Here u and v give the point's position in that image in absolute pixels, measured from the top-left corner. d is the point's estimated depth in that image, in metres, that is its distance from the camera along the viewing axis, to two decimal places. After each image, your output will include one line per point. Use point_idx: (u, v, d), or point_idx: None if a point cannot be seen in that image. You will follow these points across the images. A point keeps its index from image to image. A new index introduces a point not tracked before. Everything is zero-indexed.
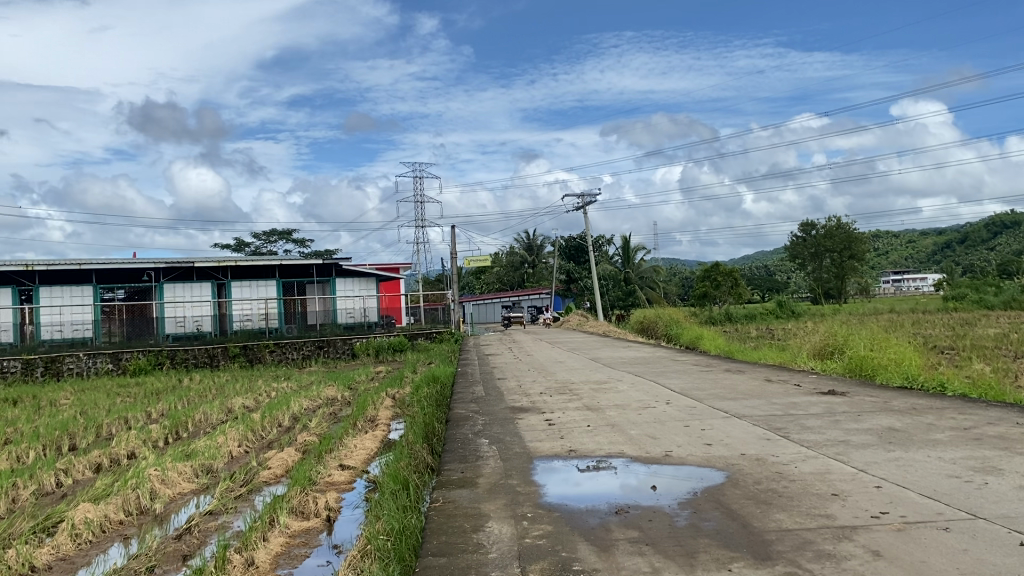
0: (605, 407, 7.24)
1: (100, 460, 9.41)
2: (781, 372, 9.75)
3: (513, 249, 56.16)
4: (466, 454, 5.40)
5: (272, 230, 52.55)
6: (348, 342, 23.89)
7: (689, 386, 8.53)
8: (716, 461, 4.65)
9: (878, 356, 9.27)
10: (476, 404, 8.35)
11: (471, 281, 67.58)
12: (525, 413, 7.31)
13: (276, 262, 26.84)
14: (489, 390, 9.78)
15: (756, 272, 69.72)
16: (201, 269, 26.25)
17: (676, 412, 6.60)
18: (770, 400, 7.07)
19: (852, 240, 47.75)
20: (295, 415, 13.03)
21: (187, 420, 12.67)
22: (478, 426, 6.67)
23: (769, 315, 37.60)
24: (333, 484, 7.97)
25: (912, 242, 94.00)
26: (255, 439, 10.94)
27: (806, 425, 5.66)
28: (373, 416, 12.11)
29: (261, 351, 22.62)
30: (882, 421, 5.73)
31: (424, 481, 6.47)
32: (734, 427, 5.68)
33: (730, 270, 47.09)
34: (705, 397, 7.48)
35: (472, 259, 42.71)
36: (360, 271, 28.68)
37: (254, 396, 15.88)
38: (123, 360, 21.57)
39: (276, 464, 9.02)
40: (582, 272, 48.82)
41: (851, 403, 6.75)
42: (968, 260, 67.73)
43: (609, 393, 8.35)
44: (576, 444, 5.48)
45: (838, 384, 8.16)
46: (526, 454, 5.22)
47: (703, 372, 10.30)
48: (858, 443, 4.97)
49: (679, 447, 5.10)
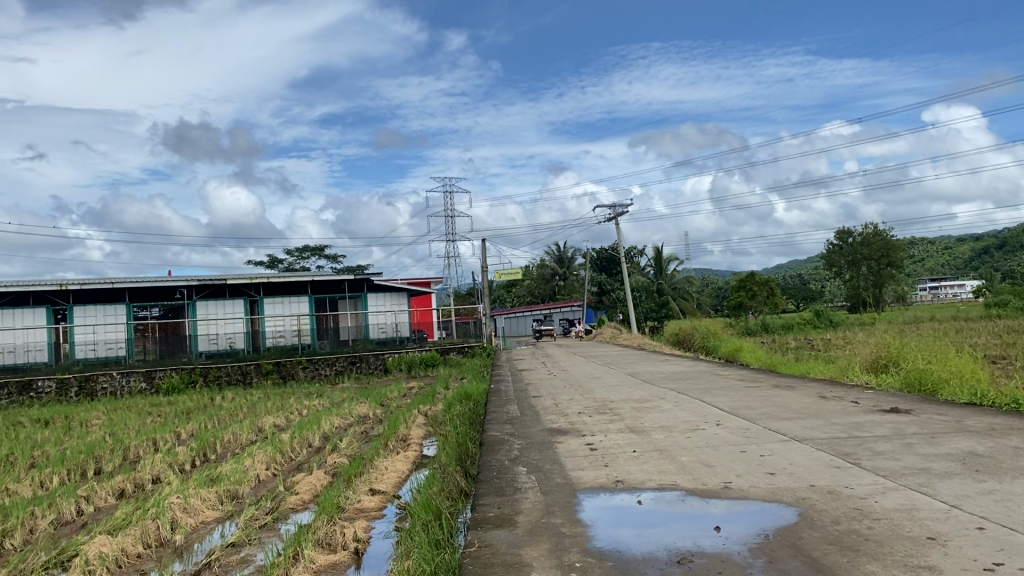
0: (650, 430, 6.74)
1: (123, 486, 9.16)
2: (835, 388, 9.16)
3: (543, 261, 55.72)
4: (502, 485, 4.96)
5: (304, 246, 52.71)
6: (379, 358, 23.50)
7: (737, 404, 8.00)
8: (782, 496, 4.15)
9: (938, 369, 8.65)
10: (512, 425, 7.91)
11: (503, 294, 67.30)
12: (563, 436, 6.84)
13: (307, 278, 26.64)
14: (525, 409, 9.32)
15: (791, 281, 68.50)
16: (232, 286, 26.14)
17: (730, 435, 6.09)
18: (830, 420, 6.52)
19: (891, 247, 46.74)
20: (326, 434, 12.67)
21: (215, 441, 12.40)
22: (514, 452, 6.22)
23: (807, 325, 36.74)
24: (362, 510, 7.56)
25: (951, 249, 91.98)
26: (284, 462, 10.61)
27: (878, 449, 5.12)
28: (405, 435, 11.70)
29: (294, 367, 22.41)
30: (962, 443, 5.15)
31: (457, 509, 6.03)
32: (797, 454, 5.16)
33: (766, 280, 46.30)
34: (758, 417, 6.94)
35: (503, 272, 42.38)
36: (391, 286, 28.45)
37: (285, 414, 15.58)
38: (156, 379, 21.27)
39: (304, 489, 8.66)
40: (614, 284, 48.28)
41: (920, 421, 6.17)
42: (1009, 266, 66.07)
43: (652, 413, 7.84)
44: (623, 474, 5.01)
45: (900, 400, 7.55)
46: (569, 486, 4.76)
47: (750, 388, 9.73)
48: (942, 471, 4.41)
49: (739, 478, 4.63)
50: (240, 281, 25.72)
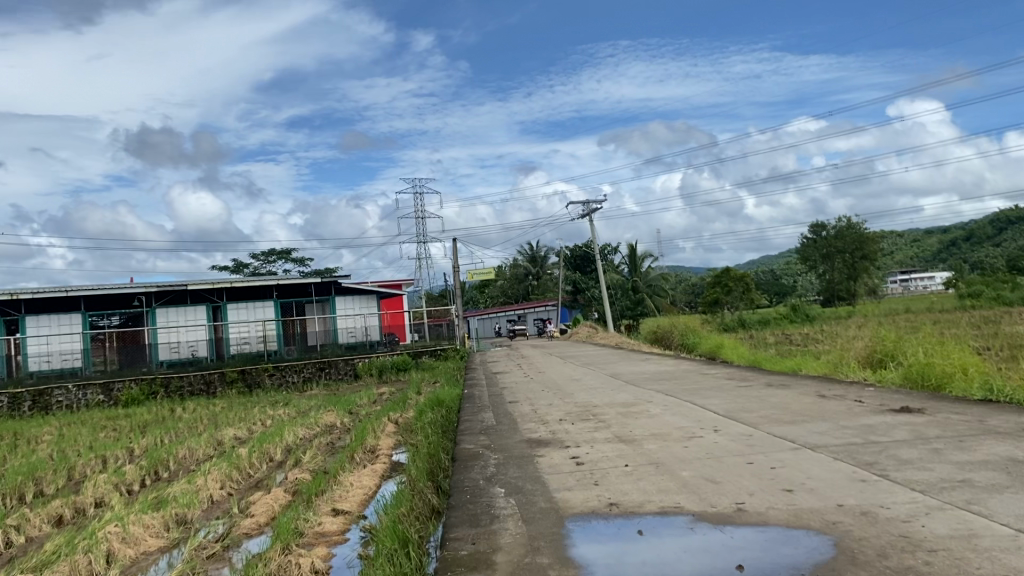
0: (640, 439, 6.10)
1: (61, 512, 8.35)
2: (833, 386, 8.59)
3: (516, 261, 55.06)
4: (477, 512, 4.27)
5: (271, 249, 51.51)
6: (350, 363, 22.68)
7: (732, 406, 7.39)
8: (809, 521, 3.50)
9: (943, 365, 8.10)
10: (488, 436, 7.22)
11: (477, 296, 66.52)
12: (545, 448, 6.16)
13: (272, 282, 25.68)
14: (501, 416, 8.63)
15: (764, 277, 68.46)
16: (194, 291, 25.15)
17: (731, 444, 5.46)
18: (838, 423, 5.92)
19: (864, 240, 46.74)
20: (289, 446, 11.91)
21: (169, 457, 11.60)
22: (490, 469, 5.52)
23: (783, 320, 36.43)
24: (323, 535, 6.86)
25: (918, 240, 92.81)
26: (241, 480, 9.83)
27: (905, 457, 4.51)
28: (373, 445, 10.95)
29: (260, 374, 21.44)
30: (998, 447, 4.57)
31: (428, 534, 5.34)
32: (811, 465, 4.56)
33: (741, 275, 46.01)
34: (757, 421, 6.31)
35: (476, 273, 41.58)
36: (361, 288, 27.61)
37: (248, 425, 14.74)
38: (115, 391, 20.36)
39: (260, 511, 7.90)
40: (589, 282, 47.70)
41: (939, 422, 5.59)
42: (977, 257, 66.67)
43: (640, 418, 7.21)
44: (616, 494, 4.36)
45: (908, 399, 6.97)
46: (555, 511, 4.10)
47: (741, 388, 9.14)
48: (987, 484, 3.80)
49: (752, 497, 4.01)
50: (203, 287, 24.71)
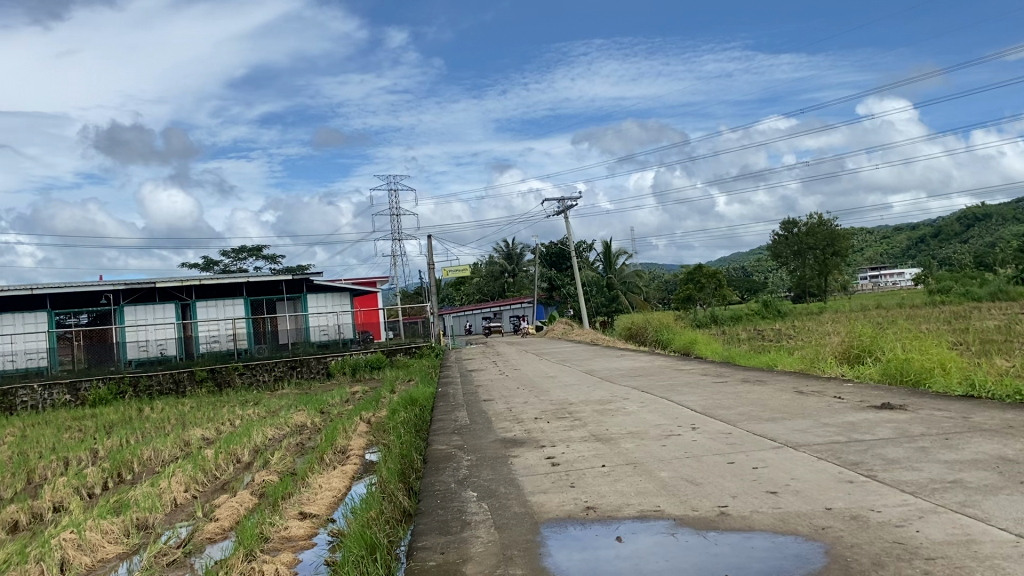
0: (617, 437, 5.90)
1: (16, 518, 8.00)
2: (811, 381, 8.47)
3: (492, 258, 54.81)
4: (448, 518, 4.04)
5: (242, 247, 50.78)
6: (322, 361, 22.31)
7: (710, 403, 7.22)
8: (798, 526, 3.32)
9: (921, 361, 8.00)
10: (461, 436, 6.99)
11: (452, 292, 66.15)
12: (520, 449, 5.94)
13: (242, 279, 25.20)
14: (475, 415, 8.40)
15: (736, 274, 68.84)
16: (162, 289, 24.63)
17: (711, 442, 5.28)
18: (820, 421, 5.77)
19: (835, 236, 47.02)
20: (257, 447, 11.59)
21: (132, 458, 11.24)
22: (462, 471, 5.30)
23: (755, 316, 36.57)
24: (289, 540, 6.60)
25: (888, 237, 93.87)
26: (206, 482, 9.52)
27: (891, 456, 4.36)
28: (343, 446, 10.66)
29: (230, 373, 21.02)
30: (986, 445, 4.42)
31: (398, 537, 5.11)
32: (796, 466, 4.38)
33: (714, 272, 46.16)
34: (736, 419, 6.15)
35: (450, 270, 41.28)
36: (333, 286, 27.22)
37: (216, 426, 14.38)
38: (81, 391, 19.79)
39: (224, 515, 7.61)
40: (564, 279, 47.59)
41: (923, 419, 5.45)
42: (944, 253, 67.50)
43: (617, 416, 7.02)
44: (594, 496, 4.16)
45: (888, 395, 6.84)
46: (530, 517, 3.89)
47: (718, 384, 9.00)
48: (980, 484, 3.64)
49: (736, 500, 3.82)
50: (170, 284, 24.20)
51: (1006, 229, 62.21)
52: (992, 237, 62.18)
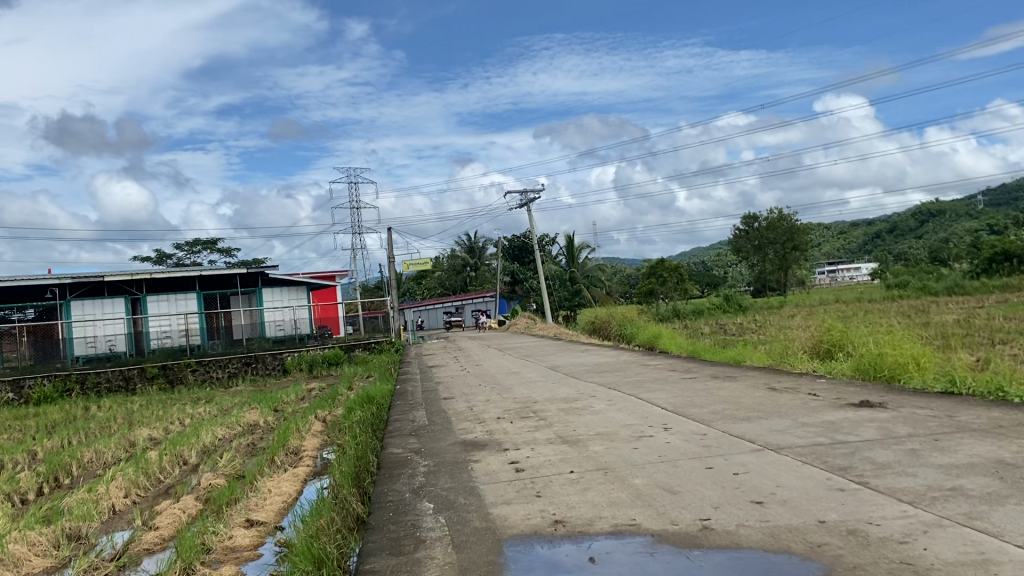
0: (584, 440, 5.54)
1: None
2: (782, 376, 8.22)
3: (454, 252, 54.26)
4: (400, 536, 3.63)
5: (196, 240, 49.54)
6: (278, 358, 21.83)
7: (681, 401, 6.90)
8: (789, 544, 2.97)
9: (896, 357, 7.77)
10: (419, 439, 6.56)
11: (413, 287, 65.48)
12: (480, 452, 5.55)
13: (195, 273, 24.38)
14: (434, 415, 7.95)
15: (697, 268, 69.23)
16: (112, 283, 23.69)
17: (686, 445, 4.94)
18: (798, 420, 5.47)
19: (795, 231, 47.31)
20: (205, 448, 11.03)
21: (71, 461, 10.61)
22: (418, 479, 4.88)
23: (716, 310, 36.61)
24: (232, 551, 6.11)
25: (845, 232, 95.18)
26: (148, 487, 8.94)
27: (881, 461, 4.06)
28: (297, 446, 10.15)
29: (182, 370, 20.42)
30: (980, 448, 4.14)
31: (348, 547, 4.66)
32: (779, 471, 4.05)
33: (676, 265, 46.23)
34: (709, 418, 5.83)
35: (411, 263, 40.68)
36: (290, 280, 26.46)
37: (164, 425, 13.76)
38: (25, 388, 19.02)
39: (164, 524, 7.08)
40: (527, 273, 47.27)
41: (905, 418, 5.18)
42: (899, 248, 68.60)
43: (583, 415, 6.67)
44: (563, 508, 3.77)
45: (864, 392, 6.57)
46: (492, 534, 3.50)
47: (686, 380, 8.69)
48: (984, 493, 3.33)
49: (719, 511, 3.47)
50: (119, 278, 23.26)
51: (959, 225, 63.31)
52: (945, 233, 63.32)
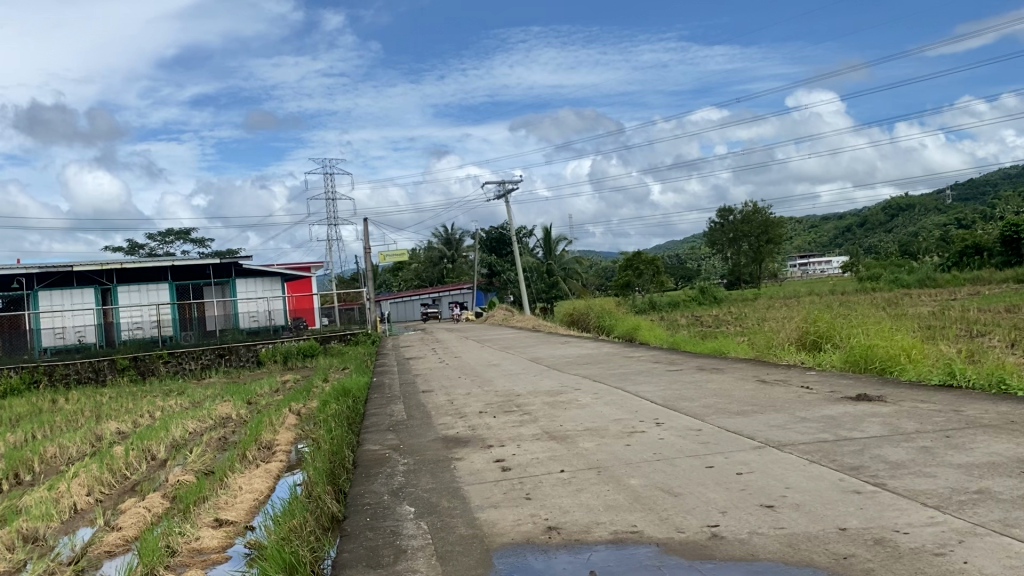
0: (572, 436, 5.23)
1: None
2: (771, 369, 7.98)
3: (430, 244, 53.86)
4: (380, 545, 3.31)
5: (168, 230, 48.59)
6: (252, 349, 21.19)
7: (670, 394, 6.62)
8: (812, 554, 2.70)
9: (887, 349, 7.55)
10: (398, 435, 6.21)
11: (389, 279, 64.98)
12: (463, 450, 5.23)
13: (166, 263, 23.76)
14: (414, 410, 7.61)
15: (672, 261, 69.40)
16: (81, 273, 23.05)
17: (682, 441, 4.65)
18: (796, 415, 5.21)
19: (770, 224, 47.36)
20: (174, 442, 10.59)
21: (33, 456, 10.13)
22: (399, 479, 4.54)
23: (692, 302, 36.53)
24: (199, 553, 5.74)
25: (816, 225, 95.91)
26: (112, 484, 8.51)
27: (895, 460, 3.79)
28: (269, 440, 9.74)
29: (154, 361, 19.79)
30: (997, 445, 3.88)
31: (323, 548, 4.32)
32: (786, 470, 3.78)
33: (652, 258, 46.10)
34: (702, 413, 5.55)
35: (387, 254, 40.19)
36: (263, 270, 25.92)
37: (132, 418, 13.27)
38: None
39: (128, 524, 6.67)
40: (504, 265, 46.87)
41: (909, 413, 4.93)
42: (870, 242, 69.26)
43: (570, 409, 6.37)
44: (555, 513, 3.47)
45: (861, 385, 6.33)
46: (481, 543, 3.18)
47: (672, 372, 8.43)
48: (1014, 496, 3.07)
49: (730, 518, 3.17)
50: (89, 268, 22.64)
51: (929, 219, 63.83)
52: (915, 227, 63.99)
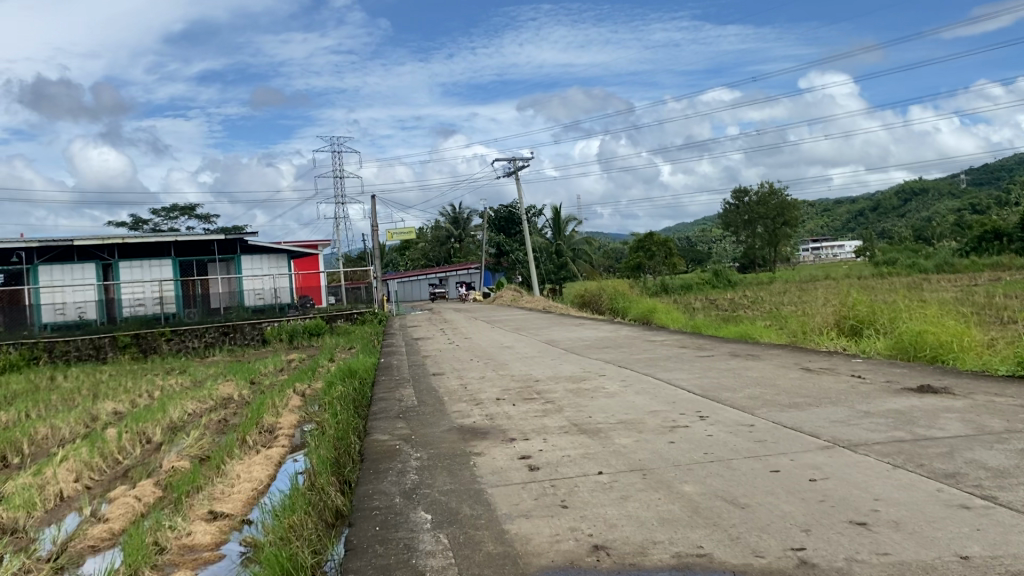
0: (606, 429, 4.68)
1: None
2: (811, 355, 7.42)
3: (438, 223, 53.32)
4: (392, 563, 2.75)
5: (174, 206, 48.08)
6: (257, 328, 20.84)
7: (707, 383, 6.05)
8: None
9: (940, 336, 6.95)
10: (408, 423, 5.65)
11: (396, 258, 64.56)
12: (483, 443, 4.67)
13: (170, 238, 23.23)
14: (424, 394, 7.06)
15: (682, 243, 68.66)
16: (81, 247, 22.48)
17: (734, 439, 4.08)
18: (856, 408, 4.65)
19: (785, 206, 46.47)
20: (172, 425, 10.06)
21: (23, 437, 9.62)
22: (412, 478, 3.99)
23: (705, 285, 35.90)
24: (189, 550, 5.22)
25: (828, 208, 94.99)
26: (104, 469, 8.00)
27: (996, 466, 3.23)
28: (271, 424, 9.19)
29: (156, 339, 19.30)
30: None
31: (328, 549, 3.76)
32: (869, 477, 3.21)
33: (664, 239, 45.31)
34: (749, 405, 4.98)
35: (395, 233, 39.63)
36: (269, 247, 25.38)
37: (130, 397, 12.77)
38: None
39: (116, 515, 6.15)
40: (513, 245, 46.23)
41: (990, 409, 4.35)
42: (884, 227, 68.38)
43: (597, 398, 5.82)
44: (601, 527, 2.91)
45: (920, 375, 5.76)
46: (515, 566, 2.62)
47: (703, 358, 7.85)
48: None
49: (817, 540, 2.60)
50: (89, 242, 22.08)
51: (943, 204, 62.94)
52: (929, 212, 63.04)
